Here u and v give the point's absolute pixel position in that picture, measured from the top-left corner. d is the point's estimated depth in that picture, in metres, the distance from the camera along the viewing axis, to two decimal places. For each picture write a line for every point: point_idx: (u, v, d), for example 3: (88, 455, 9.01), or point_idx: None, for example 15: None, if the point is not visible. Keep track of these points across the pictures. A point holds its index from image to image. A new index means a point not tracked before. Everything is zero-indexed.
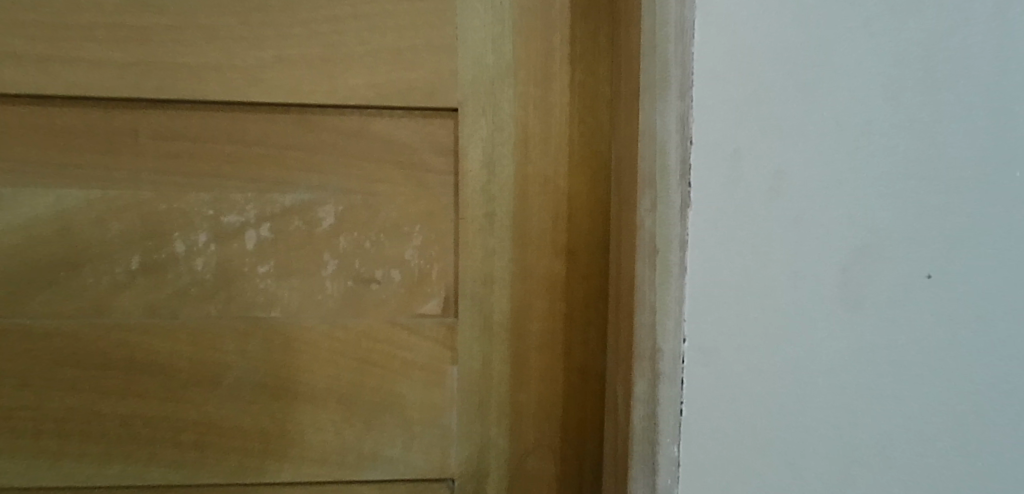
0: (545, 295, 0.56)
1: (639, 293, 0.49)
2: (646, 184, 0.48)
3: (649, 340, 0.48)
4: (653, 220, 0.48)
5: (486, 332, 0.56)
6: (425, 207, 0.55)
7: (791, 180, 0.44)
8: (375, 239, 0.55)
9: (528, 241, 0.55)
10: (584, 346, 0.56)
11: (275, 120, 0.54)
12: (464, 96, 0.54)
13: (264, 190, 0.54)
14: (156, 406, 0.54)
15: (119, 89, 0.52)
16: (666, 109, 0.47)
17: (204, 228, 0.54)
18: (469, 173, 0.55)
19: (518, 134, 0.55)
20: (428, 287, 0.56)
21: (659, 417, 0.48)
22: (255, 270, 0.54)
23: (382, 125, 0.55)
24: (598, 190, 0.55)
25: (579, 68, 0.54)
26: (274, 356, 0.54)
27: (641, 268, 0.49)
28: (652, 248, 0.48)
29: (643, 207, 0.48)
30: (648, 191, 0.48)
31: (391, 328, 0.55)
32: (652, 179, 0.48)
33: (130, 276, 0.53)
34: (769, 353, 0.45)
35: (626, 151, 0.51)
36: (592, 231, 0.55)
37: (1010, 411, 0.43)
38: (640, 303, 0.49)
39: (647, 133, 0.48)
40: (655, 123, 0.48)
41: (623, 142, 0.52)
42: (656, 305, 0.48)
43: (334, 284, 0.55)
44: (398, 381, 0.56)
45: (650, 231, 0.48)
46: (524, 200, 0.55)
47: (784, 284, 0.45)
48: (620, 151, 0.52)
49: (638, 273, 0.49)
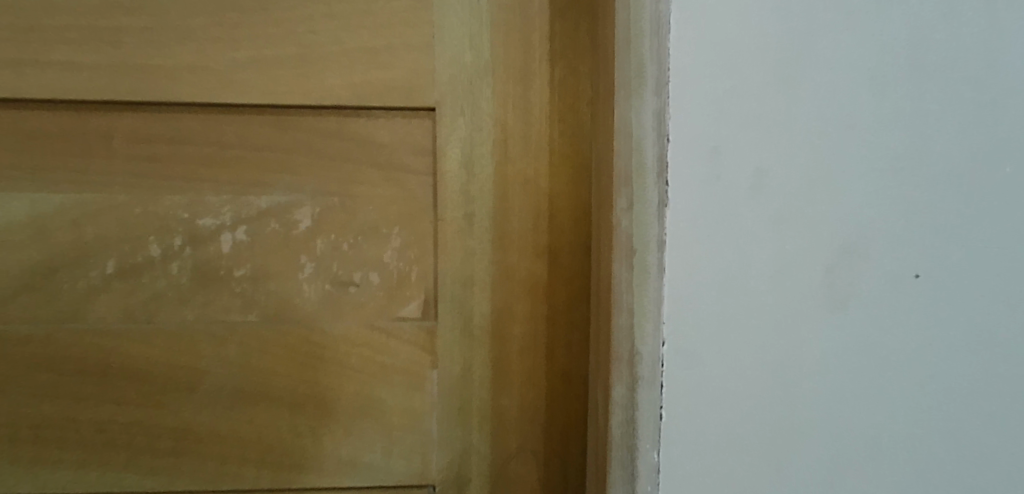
0: (527, 297, 0.55)
1: (616, 295, 0.47)
2: (622, 184, 0.46)
3: (626, 343, 0.47)
4: (630, 219, 0.46)
5: (467, 336, 0.55)
6: (404, 208, 0.54)
7: (773, 177, 0.43)
8: (354, 241, 0.54)
9: (508, 243, 0.54)
10: (567, 350, 0.55)
11: (250, 121, 0.53)
12: (442, 95, 0.53)
13: (240, 193, 0.53)
14: (132, 412, 0.53)
15: (93, 91, 0.51)
16: (643, 106, 0.45)
17: (180, 231, 0.53)
18: (448, 173, 0.54)
19: (497, 133, 0.54)
20: (408, 290, 0.55)
21: (637, 421, 0.46)
22: (232, 274, 0.54)
23: (358, 125, 0.54)
24: (580, 191, 0.54)
25: (559, 65, 0.53)
26: (250, 361, 0.54)
27: (618, 270, 0.47)
28: (628, 250, 0.46)
29: (620, 206, 0.47)
30: (624, 191, 0.46)
31: (370, 332, 0.54)
32: (628, 177, 0.46)
33: (105, 280, 0.53)
34: (754, 356, 0.44)
35: (603, 149, 0.49)
36: (574, 232, 0.54)
37: (992, 411, 0.43)
38: (616, 304, 0.47)
39: (622, 131, 0.46)
40: (627, 120, 0.46)
41: (601, 140, 0.49)
42: (633, 307, 0.46)
43: (312, 287, 0.54)
44: (378, 385, 0.55)
45: (627, 232, 0.46)
46: (505, 201, 0.54)
47: (769, 284, 0.43)
48: (598, 149, 0.50)
49: (615, 275, 0.47)
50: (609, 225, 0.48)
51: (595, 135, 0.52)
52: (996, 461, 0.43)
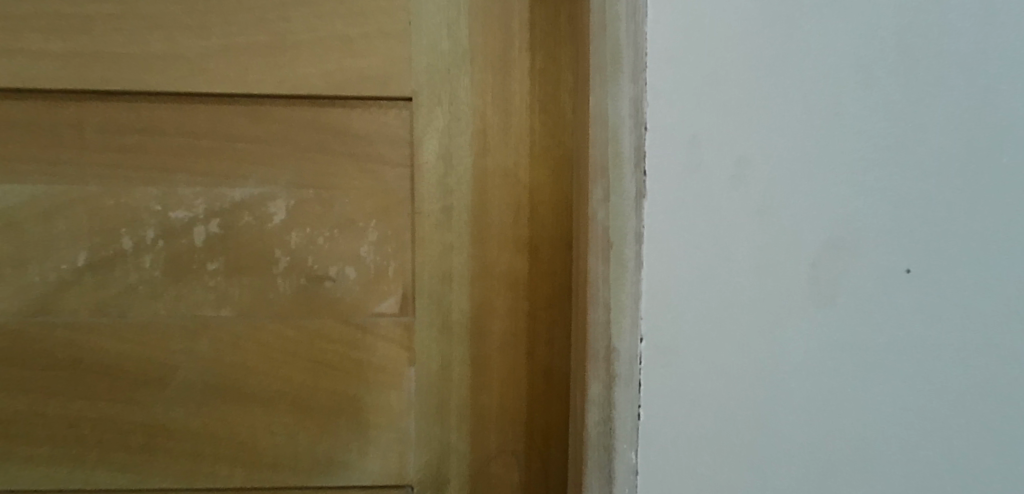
0: (507, 292, 0.53)
1: (592, 290, 0.45)
2: (598, 173, 0.44)
3: (604, 339, 0.44)
4: (607, 211, 0.43)
5: (445, 332, 0.53)
6: (382, 201, 0.53)
7: (757, 167, 0.41)
8: (329, 235, 0.53)
9: (488, 237, 0.53)
10: (549, 347, 0.53)
11: (222, 111, 0.52)
12: (419, 84, 0.52)
13: (213, 184, 0.52)
14: (103, 408, 0.52)
15: (63, 80, 0.51)
16: (619, 93, 0.43)
17: (152, 223, 0.52)
18: (425, 165, 0.52)
19: (475, 124, 0.52)
20: (385, 285, 0.53)
21: (614, 421, 0.44)
22: (205, 268, 0.52)
23: (334, 115, 0.52)
24: (562, 183, 0.52)
25: (539, 54, 0.52)
26: (223, 357, 0.52)
27: (593, 264, 0.44)
28: (604, 243, 0.44)
29: (596, 198, 0.44)
30: (600, 181, 0.43)
31: (346, 328, 0.53)
32: (603, 167, 0.43)
33: (76, 273, 0.52)
34: (739, 351, 0.42)
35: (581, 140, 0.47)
36: (556, 225, 0.53)
37: (988, 404, 0.42)
38: (592, 299, 0.44)
39: (598, 119, 0.44)
40: (603, 107, 0.43)
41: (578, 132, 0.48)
42: (610, 302, 0.44)
43: (286, 282, 0.53)
44: (354, 383, 0.53)
45: (603, 224, 0.44)
46: (484, 193, 0.52)
47: (752, 277, 0.42)
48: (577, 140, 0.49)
49: (591, 268, 0.45)
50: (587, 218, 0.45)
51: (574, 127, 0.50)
52: (989, 454, 0.43)
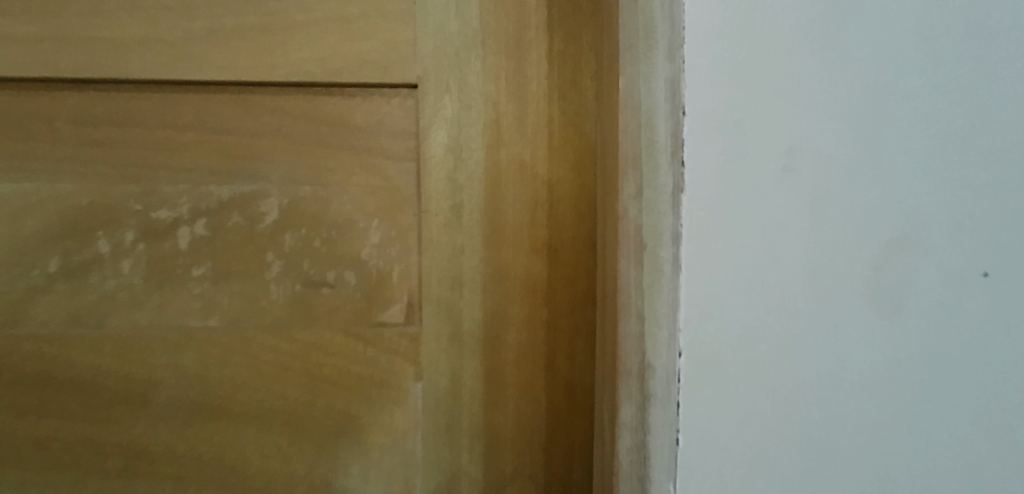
0: (524, 300, 0.48)
1: (623, 299, 0.39)
2: (630, 164, 0.39)
3: (637, 355, 0.39)
4: (639, 206, 0.38)
5: (455, 343, 0.48)
6: (385, 199, 0.48)
7: (810, 156, 0.36)
8: (327, 236, 0.48)
9: (502, 238, 0.48)
10: (570, 360, 0.48)
11: (209, 100, 0.47)
12: (425, 69, 0.47)
13: (198, 182, 0.47)
14: (78, 428, 0.48)
15: (33, 67, 0.46)
16: (653, 73, 0.38)
17: (131, 225, 0.47)
18: (432, 159, 0.47)
19: (488, 113, 0.47)
20: (388, 292, 0.48)
21: (649, 448, 0.39)
22: (189, 273, 0.47)
23: (332, 105, 0.47)
24: (585, 179, 0.47)
25: (559, 35, 0.47)
26: (210, 371, 0.48)
27: (624, 268, 0.39)
28: (637, 245, 0.38)
29: (627, 192, 0.39)
30: (631, 173, 0.38)
31: (346, 339, 0.48)
32: (636, 158, 0.38)
33: (48, 280, 0.47)
34: (791, 370, 0.37)
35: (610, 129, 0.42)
36: (577, 225, 0.47)
37: None
38: (623, 308, 0.39)
39: (629, 103, 0.39)
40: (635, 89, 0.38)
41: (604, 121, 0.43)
42: (644, 312, 0.38)
43: (280, 288, 0.48)
44: (355, 399, 0.48)
45: (635, 222, 0.38)
46: (498, 190, 0.47)
47: (805, 283, 0.36)
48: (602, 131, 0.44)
49: (621, 273, 0.39)
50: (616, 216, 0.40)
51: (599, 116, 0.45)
52: None
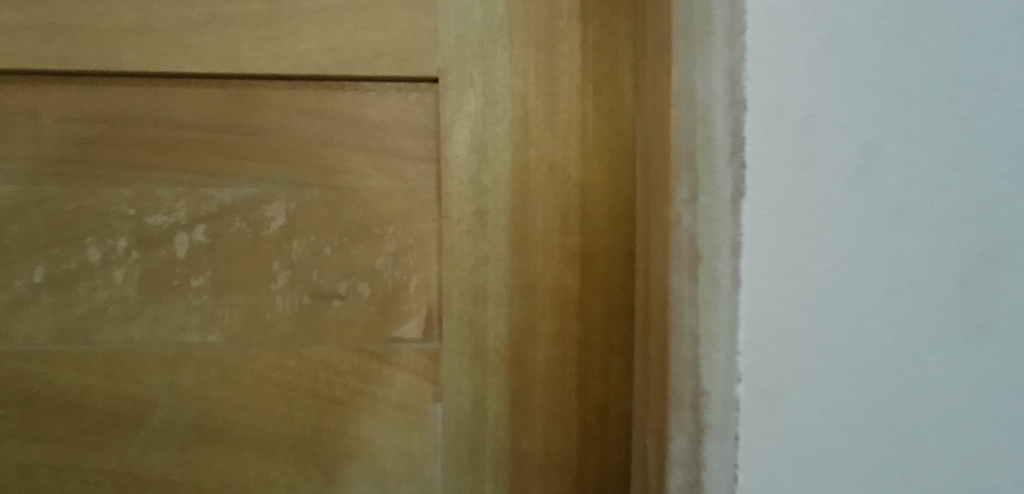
0: (554, 314, 0.44)
1: (675, 317, 0.35)
2: (684, 166, 0.35)
3: (691, 380, 0.35)
4: (693, 213, 0.34)
5: (478, 362, 0.44)
6: (401, 203, 0.44)
7: (889, 156, 0.31)
8: (338, 244, 0.44)
9: (530, 246, 0.43)
10: (605, 380, 0.44)
11: (209, 95, 0.43)
12: (446, 61, 0.43)
13: (197, 184, 0.43)
14: (64, 453, 0.43)
15: (16, 59, 0.42)
16: (710, 61, 0.33)
17: (124, 231, 0.43)
18: (454, 159, 0.43)
19: (515, 109, 0.43)
20: (404, 304, 0.44)
21: (704, 485, 0.35)
22: (187, 284, 0.43)
23: (344, 100, 0.43)
24: (621, 182, 0.43)
25: (593, 24, 0.43)
26: (208, 392, 0.43)
27: (677, 282, 0.35)
28: (691, 256, 0.34)
29: (680, 197, 0.35)
30: (685, 177, 0.34)
31: (358, 357, 0.44)
32: (691, 159, 0.34)
33: (33, 291, 0.43)
34: (864, 398, 0.32)
35: (661, 125, 0.37)
36: (613, 232, 0.43)
37: None
38: (675, 328, 0.35)
39: (683, 98, 0.35)
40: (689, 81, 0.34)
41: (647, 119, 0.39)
42: (699, 333, 0.34)
43: (286, 301, 0.44)
44: (368, 422, 0.44)
45: (690, 231, 0.34)
46: (526, 194, 0.43)
47: (877, 299, 0.32)
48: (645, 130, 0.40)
49: (672, 288, 0.36)
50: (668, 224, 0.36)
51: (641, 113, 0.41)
52: None
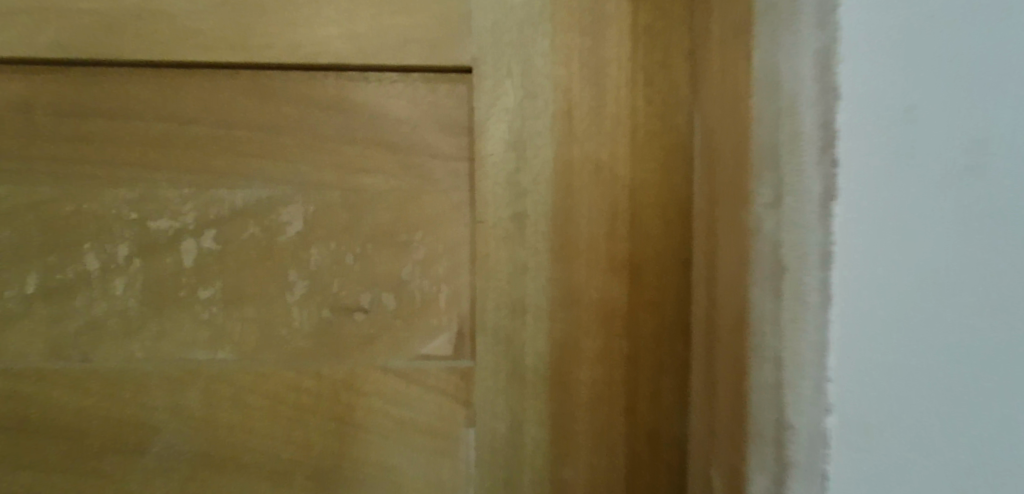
0: (599, 329, 0.40)
1: (755, 337, 0.31)
2: (766, 163, 0.31)
3: (775, 412, 0.31)
4: (778, 219, 0.30)
5: (516, 382, 0.40)
6: (430, 207, 0.40)
7: (1003, 148, 0.26)
8: (361, 251, 0.40)
9: (574, 254, 0.39)
10: (655, 403, 0.40)
11: (218, 87, 0.39)
12: (482, 49, 0.38)
13: (206, 185, 0.39)
14: (57, 483, 0.39)
15: (6, 47, 0.38)
16: (797, 42, 0.29)
17: (126, 237, 0.39)
18: (489, 158, 0.39)
19: (557, 102, 0.38)
20: (433, 318, 0.40)
21: None
22: (194, 296, 0.39)
23: (366, 94, 0.39)
24: (674, 183, 0.39)
25: (644, 7, 0.38)
26: (216, 414, 0.39)
27: (758, 297, 0.31)
28: (774, 269, 0.30)
29: (762, 202, 0.31)
30: (768, 178, 0.31)
31: (382, 376, 0.40)
32: (775, 158, 0.30)
33: (25, 303, 0.39)
34: (942, 421, 0.27)
35: (738, 119, 0.33)
36: (665, 239, 0.39)
37: None
38: (756, 350, 0.31)
39: (766, 87, 0.31)
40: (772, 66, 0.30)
41: (718, 115, 0.35)
42: (783, 357, 0.30)
43: (304, 315, 0.40)
44: (393, 449, 0.40)
45: (773, 238, 0.31)
46: (569, 196, 0.39)
47: (987, 320, 0.26)
48: (714, 126, 0.36)
49: (751, 304, 0.32)
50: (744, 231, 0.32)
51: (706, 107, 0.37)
52: None
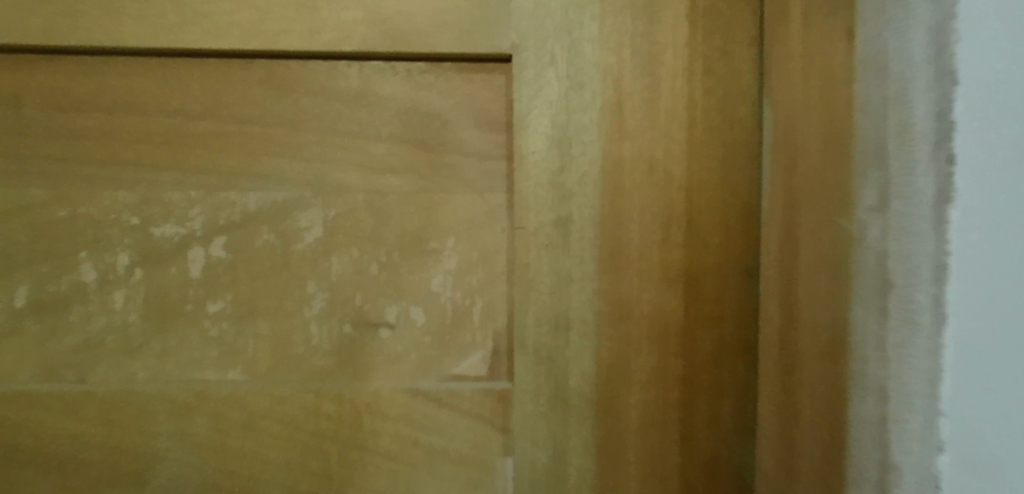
0: (653, 347, 0.35)
1: (856, 360, 0.28)
2: (871, 162, 0.27)
3: (876, 450, 0.27)
4: (884, 225, 0.27)
5: (559, 406, 0.36)
6: (462, 211, 0.36)
7: None
8: (387, 260, 0.36)
9: (624, 263, 0.35)
10: (714, 428, 0.36)
11: (227, 77, 0.35)
12: (522, 34, 0.34)
13: (215, 187, 0.35)
14: None
15: None
16: (909, 21, 0.25)
17: (127, 245, 0.35)
18: (530, 156, 0.35)
19: (606, 93, 0.34)
20: (466, 334, 0.36)
21: None
22: (203, 309, 0.36)
23: (394, 85, 0.35)
24: (737, 185, 0.35)
25: None
26: (226, 442, 0.35)
27: (860, 315, 0.28)
28: (879, 284, 0.27)
29: (866, 206, 0.27)
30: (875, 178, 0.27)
31: (410, 398, 0.36)
32: (881, 156, 0.27)
33: (16, 318, 0.35)
34: None
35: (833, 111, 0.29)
36: (725, 246, 0.35)
37: None
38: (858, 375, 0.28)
39: (872, 75, 0.27)
40: (881, 48, 0.27)
41: (800, 107, 0.31)
42: (889, 385, 0.26)
43: (323, 330, 0.36)
44: (422, 480, 0.36)
45: (878, 248, 0.27)
46: (619, 199, 0.35)
47: None
48: (792, 119, 0.32)
49: (851, 322, 0.28)
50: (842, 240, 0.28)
51: (781, 98, 0.33)
52: None
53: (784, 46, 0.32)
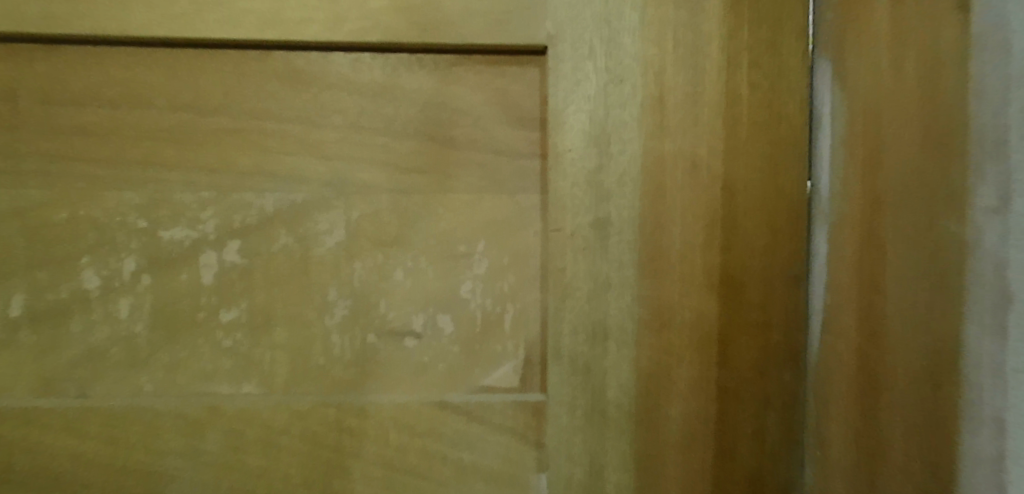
0: (695, 357, 0.33)
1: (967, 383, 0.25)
2: (989, 158, 0.24)
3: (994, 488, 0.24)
4: (1005, 229, 0.23)
5: (596, 420, 0.33)
6: (492, 213, 0.34)
7: None
8: (413, 265, 0.34)
9: (665, 268, 0.33)
10: (759, 442, 0.34)
11: (244, 70, 0.33)
12: (558, 25, 0.32)
13: (230, 187, 0.33)
14: None
15: None
16: None
17: (133, 249, 0.33)
18: (566, 154, 0.33)
19: (647, 88, 0.33)
20: (496, 344, 0.34)
21: None
22: (216, 319, 0.33)
23: (421, 79, 0.33)
24: (783, 185, 0.33)
25: None
26: (241, 461, 0.33)
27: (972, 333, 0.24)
28: (999, 298, 0.23)
29: (983, 209, 0.24)
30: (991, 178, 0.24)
31: (438, 412, 0.33)
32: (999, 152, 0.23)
33: (9, 330, 0.33)
34: None
35: (934, 103, 0.26)
36: (772, 250, 0.33)
37: None
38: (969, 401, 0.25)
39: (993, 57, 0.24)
40: (1004, 25, 0.23)
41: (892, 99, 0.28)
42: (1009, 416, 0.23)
43: (345, 340, 0.34)
44: None
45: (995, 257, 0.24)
46: (660, 200, 0.33)
47: None
48: (882, 113, 0.29)
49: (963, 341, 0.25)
50: (941, 245, 0.26)
51: (852, 92, 0.31)
52: None
53: (865, 34, 0.30)
